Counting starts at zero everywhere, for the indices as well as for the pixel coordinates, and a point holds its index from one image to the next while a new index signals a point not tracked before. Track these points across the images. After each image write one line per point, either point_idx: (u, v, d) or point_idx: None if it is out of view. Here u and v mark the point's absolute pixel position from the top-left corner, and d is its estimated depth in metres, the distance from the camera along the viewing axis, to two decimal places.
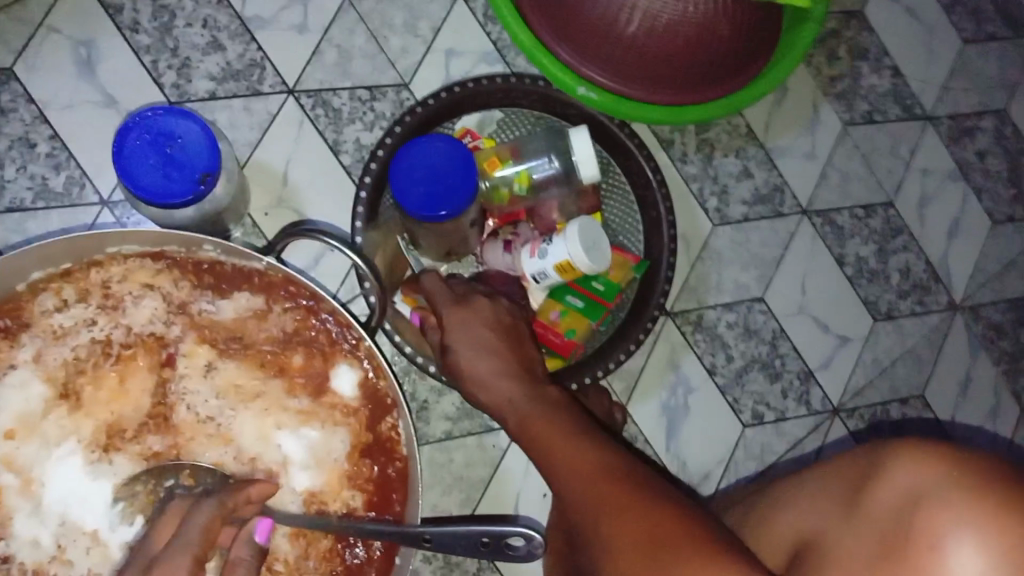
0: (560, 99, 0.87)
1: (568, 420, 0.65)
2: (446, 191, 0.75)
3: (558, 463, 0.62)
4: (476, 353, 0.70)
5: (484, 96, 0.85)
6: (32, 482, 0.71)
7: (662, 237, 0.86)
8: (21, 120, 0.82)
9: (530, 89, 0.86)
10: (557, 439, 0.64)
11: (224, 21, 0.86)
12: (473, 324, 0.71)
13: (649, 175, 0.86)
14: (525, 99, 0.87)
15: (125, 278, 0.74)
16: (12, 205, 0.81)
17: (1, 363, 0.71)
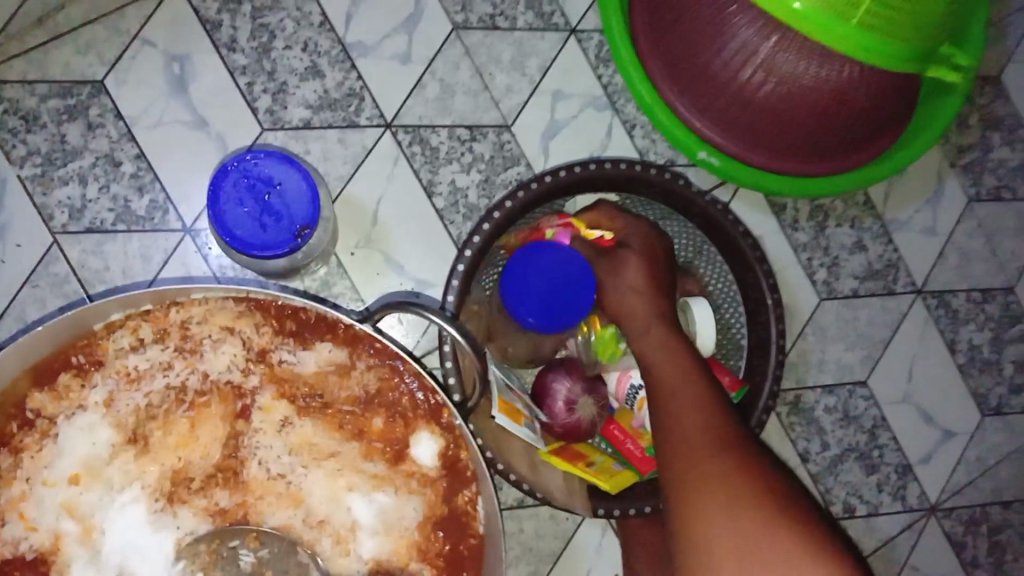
0: (685, 196, 0.78)
1: (691, 375, 0.67)
2: (562, 310, 0.72)
3: (672, 399, 0.66)
4: (632, 277, 0.74)
5: (596, 180, 0.77)
6: (92, 530, 0.66)
7: (769, 359, 0.78)
8: (106, 136, 0.78)
9: (655, 180, 0.77)
10: (674, 388, 0.67)
11: (324, 45, 0.81)
12: (633, 274, 0.74)
13: (766, 293, 0.78)
14: (646, 188, 0.78)
15: (205, 320, 0.70)
16: (91, 224, 0.78)
17: (69, 403, 0.67)
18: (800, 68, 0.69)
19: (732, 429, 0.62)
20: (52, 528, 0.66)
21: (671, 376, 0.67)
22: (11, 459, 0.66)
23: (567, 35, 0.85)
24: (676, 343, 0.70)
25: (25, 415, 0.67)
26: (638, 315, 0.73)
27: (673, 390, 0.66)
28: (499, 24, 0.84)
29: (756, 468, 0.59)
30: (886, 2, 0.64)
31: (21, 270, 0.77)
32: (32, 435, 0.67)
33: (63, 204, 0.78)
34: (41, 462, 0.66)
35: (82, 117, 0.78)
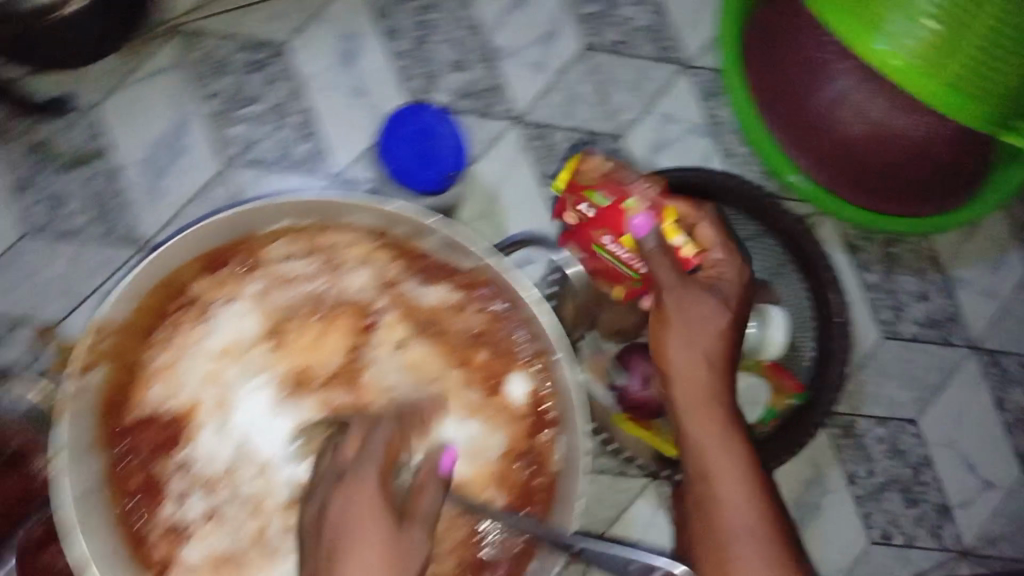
0: (772, 210, 0.85)
1: (740, 458, 0.68)
2: None
3: (724, 477, 0.67)
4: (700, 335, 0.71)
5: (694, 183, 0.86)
6: (226, 403, 0.78)
7: (833, 371, 0.84)
8: (281, 90, 0.92)
9: (745, 193, 0.86)
10: (725, 462, 0.67)
11: (474, 45, 0.94)
12: (705, 334, 0.71)
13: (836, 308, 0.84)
14: (736, 201, 0.87)
15: (349, 246, 0.81)
16: (255, 160, 0.90)
17: (227, 291, 0.79)
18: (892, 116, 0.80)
19: (773, 517, 0.66)
20: (192, 395, 0.78)
21: (723, 457, 0.67)
22: (167, 331, 0.78)
23: (682, 69, 0.96)
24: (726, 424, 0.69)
25: (186, 297, 0.79)
26: (701, 393, 0.70)
27: (722, 471, 0.67)
28: (624, 51, 0.96)
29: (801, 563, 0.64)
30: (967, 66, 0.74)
31: (190, 189, 0.90)
32: (188, 315, 0.78)
33: (235, 140, 0.90)
34: (192, 339, 0.78)
35: (264, 71, 0.91)
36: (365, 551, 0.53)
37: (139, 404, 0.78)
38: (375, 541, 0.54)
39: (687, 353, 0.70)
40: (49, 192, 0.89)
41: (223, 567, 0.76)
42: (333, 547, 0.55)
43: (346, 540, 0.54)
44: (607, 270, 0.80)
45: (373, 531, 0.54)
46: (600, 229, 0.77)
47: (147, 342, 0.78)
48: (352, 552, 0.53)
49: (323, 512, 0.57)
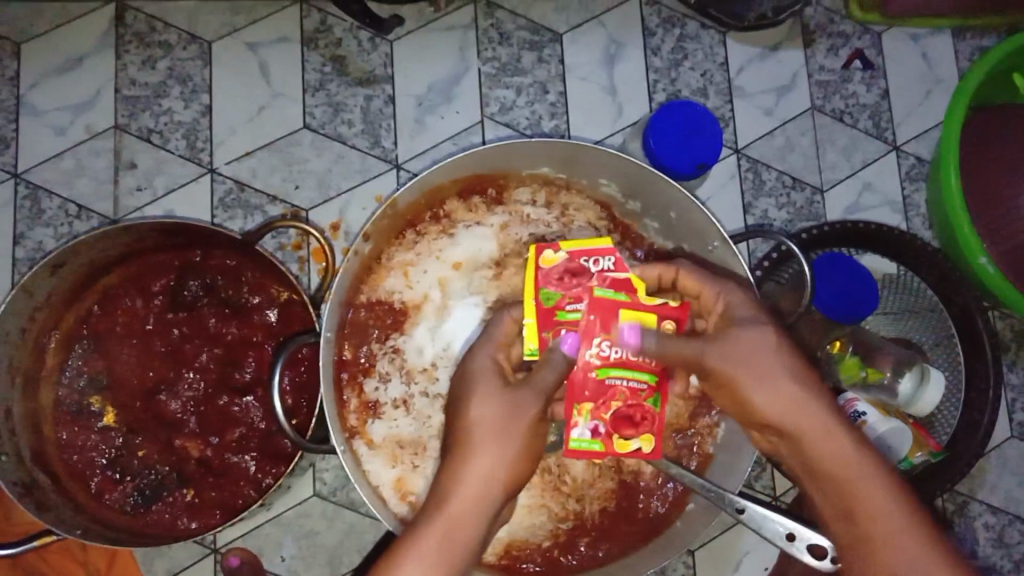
0: (953, 281, 0.96)
1: (873, 472, 0.65)
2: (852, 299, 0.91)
3: (856, 486, 0.64)
4: (768, 362, 0.68)
5: (886, 240, 0.98)
6: (445, 309, 0.89)
7: (973, 439, 0.93)
8: (547, 70, 1.06)
9: (936, 263, 0.96)
10: (851, 472, 0.65)
11: (717, 78, 1.07)
12: (766, 357, 0.68)
13: (990, 381, 0.93)
14: (925, 268, 0.97)
15: (582, 210, 0.93)
16: (510, 121, 1.04)
17: (472, 216, 0.91)
18: None
19: (927, 521, 0.64)
20: (423, 292, 0.89)
21: (858, 481, 0.64)
22: (413, 234, 0.90)
23: (891, 148, 1.08)
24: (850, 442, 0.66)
25: (440, 210, 0.91)
26: (820, 423, 0.66)
27: (869, 491, 0.64)
28: (844, 120, 1.08)
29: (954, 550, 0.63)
30: None
31: (450, 129, 1.03)
32: (435, 226, 0.91)
33: (498, 100, 1.04)
34: (436, 246, 0.90)
35: (538, 51, 1.06)
36: (481, 397, 0.70)
37: (376, 288, 0.89)
38: (491, 388, 0.71)
39: (789, 393, 0.67)
40: (334, 98, 1.03)
41: (404, 447, 0.87)
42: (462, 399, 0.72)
43: (470, 388, 0.71)
44: (623, 398, 0.72)
45: (487, 383, 0.71)
46: (567, 326, 0.73)
47: (397, 239, 0.90)
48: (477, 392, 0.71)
49: (459, 379, 0.74)
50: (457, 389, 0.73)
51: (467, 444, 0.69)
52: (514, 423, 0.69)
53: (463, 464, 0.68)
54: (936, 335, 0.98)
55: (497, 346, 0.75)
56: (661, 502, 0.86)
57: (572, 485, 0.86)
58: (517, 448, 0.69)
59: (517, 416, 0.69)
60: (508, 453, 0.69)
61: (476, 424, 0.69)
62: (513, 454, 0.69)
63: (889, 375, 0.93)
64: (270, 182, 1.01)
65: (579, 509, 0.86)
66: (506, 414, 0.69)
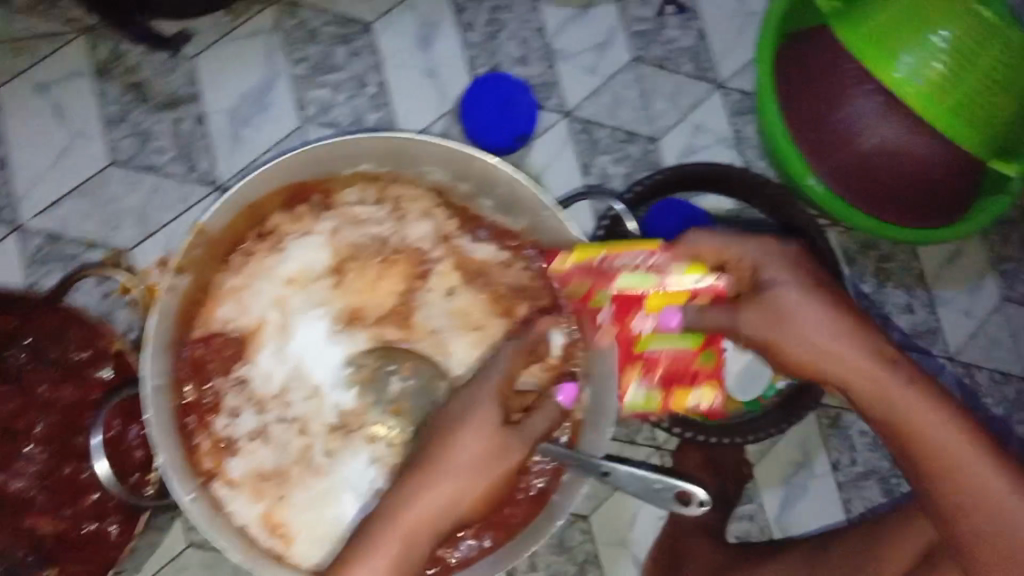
0: (787, 206, 0.96)
1: (939, 414, 0.72)
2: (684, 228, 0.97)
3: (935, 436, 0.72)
4: (774, 303, 0.74)
5: (716, 178, 0.98)
6: (288, 328, 0.85)
7: None
8: (362, 63, 1.02)
9: (765, 190, 0.97)
10: (925, 421, 0.73)
11: (536, 45, 1.06)
12: (780, 300, 0.73)
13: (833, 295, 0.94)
14: (757, 198, 0.98)
15: (414, 200, 0.90)
16: (331, 122, 1.00)
17: (300, 227, 0.87)
18: (899, 133, 0.93)
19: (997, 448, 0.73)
20: (260, 315, 0.85)
21: (887, 397, 0.72)
22: (241, 257, 0.86)
23: (715, 87, 1.08)
24: (879, 375, 0.72)
25: (265, 227, 0.86)
26: (853, 370, 0.72)
27: (913, 406, 0.72)
28: (667, 66, 1.08)
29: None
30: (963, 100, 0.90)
31: (270, 139, 0.99)
32: (264, 245, 0.86)
33: (316, 101, 1.00)
34: (266, 265, 0.86)
35: (349, 44, 1.02)
36: (469, 434, 0.71)
37: (209, 321, 0.85)
38: (484, 427, 0.72)
39: (814, 339, 0.73)
40: (140, 128, 0.97)
41: (266, 480, 0.83)
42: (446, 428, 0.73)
43: (461, 423, 0.72)
44: (668, 363, 0.82)
45: (484, 419, 0.72)
46: (604, 308, 0.79)
47: (223, 266, 0.85)
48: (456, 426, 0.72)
49: (443, 416, 0.75)
50: (443, 418, 0.75)
51: (437, 471, 0.71)
52: (496, 464, 0.71)
53: (429, 488, 0.71)
54: None
55: (500, 386, 0.75)
56: (541, 477, 0.83)
57: None
58: (487, 483, 0.72)
59: (501, 456, 0.72)
60: (476, 486, 0.71)
61: (456, 457, 0.71)
62: (480, 488, 0.72)
63: None
64: (84, 229, 0.95)
65: None
66: (492, 455, 0.71)
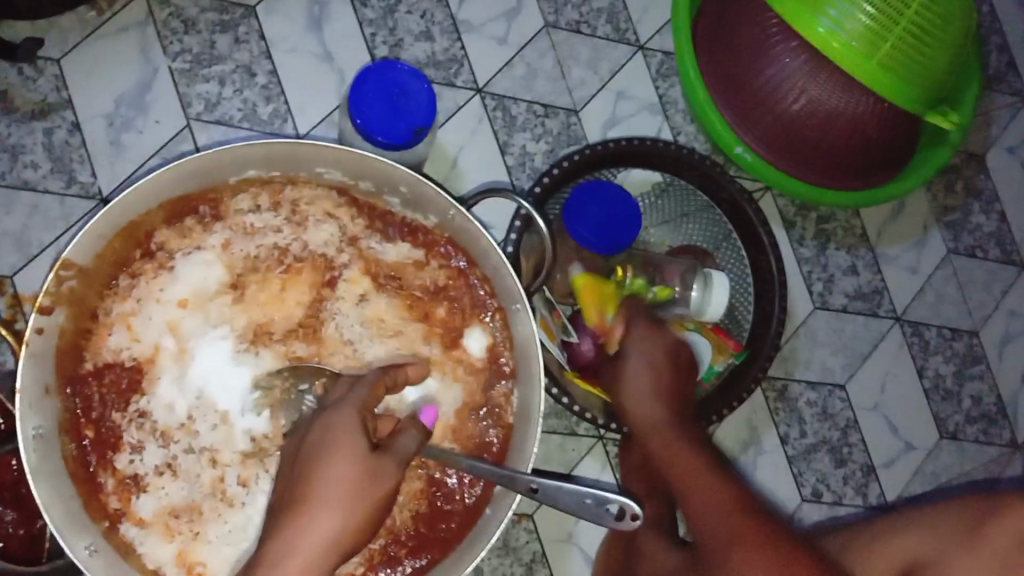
0: (718, 179, 0.91)
1: (705, 470, 0.73)
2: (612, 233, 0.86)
3: (697, 498, 0.72)
4: (634, 380, 0.80)
5: (643, 153, 0.91)
6: (185, 353, 0.78)
7: (769, 332, 0.90)
8: (248, 51, 0.94)
9: (695, 164, 0.91)
10: (690, 480, 0.73)
11: (439, 17, 0.98)
12: (631, 377, 0.80)
13: (774, 268, 0.90)
14: (688, 171, 0.92)
15: (313, 202, 0.83)
16: (221, 118, 0.92)
17: (190, 242, 0.80)
18: (831, 94, 0.87)
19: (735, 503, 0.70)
20: (154, 341, 0.78)
21: (674, 460, 0.75)
22: (127, 280, 0.79)
23: (636, 49, 1.02)
24: (678, 441, 0.76)
25: (150, 245, 0.79)
26: (659, 428, 0.77)
27: (675, 461, 0.74)
28: (582, 30, 1.01)
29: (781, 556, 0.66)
30: (893, 55, 0.84)
31: (154, 142, 0.91)
32: (150, 265, 0.79)
33: (201, 97, 0.92)
34: (154, 287, 0.79)
35: (233, 32, 0.93)
36: (337, 460, 0.63)
37: (99, 351, 0.78)
38: (352, 451, 0.64)
39: (632, 410, 0.79)
40: (8, 141, 0.88)
41: (178, 516, 0.77)
42: (310, 460, 0.64)
43: (326, 449, 0.64)
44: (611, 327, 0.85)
45: (351, 441, 0.64)
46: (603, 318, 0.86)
47: (109, 291, 0.78)
48: (329, 451, 0.64)
49: (305, 447, 0.66)
50: (305, 450, 0.66)
51: (304, 506, 0.62)
52: (371, 491, 0.64)
53: (300, 527, 0.61)
54: (716, 235, 0.96)
55: (363, 408, 0.68)
56: (474, 488, 0.80)
57: None
58: (364, 515, 0.63)
59: (376, 481, 0.64)
60: (354, 519, 0.62)
61: (326, 487, 0.62)
62: (359, 521, 0.63)
63: (679, 288, 0.90)
64: None
65: (390, 522, 0.80)
66: (366, 481, 0.63)
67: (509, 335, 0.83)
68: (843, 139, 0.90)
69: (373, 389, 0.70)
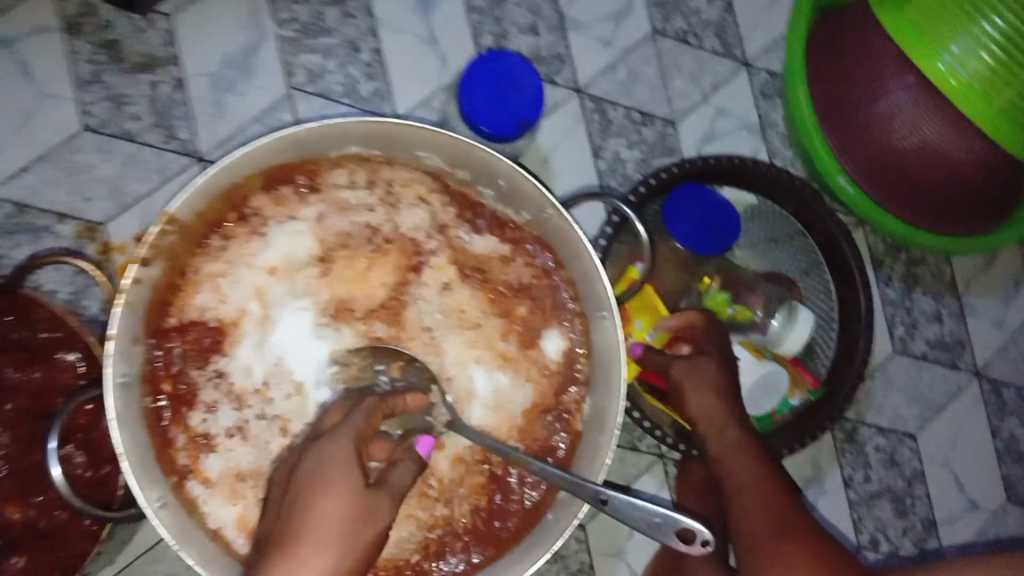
0: (814, 207, 0.89)
1: (756, 467, 0.73)
2: (713, 231, 0.86)
3: (748, 489, 0.71)
4: (696, 368, 0.80)
5: (742, 172, 0.89)
6: (268, 321, 0.79)
7: (849, 370, 0.88)
8: (356, 27, 0.94)
9: (795, 189, 0.89)
10: (739, 469, 0.73)
11: (547, 12, 0.97)
12: (688, 366, 0.80)
13: (863, 306, 0.88)
14: (785, 196, 0.90)
15: (408, 186, 0.83)
16: (322, 91, 0.93)
17: (285, 211, 0.81)
18: (943, 133, 0.85)
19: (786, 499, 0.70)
20: (240, 305, 0.79)
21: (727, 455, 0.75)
22: (219, 242, 0.79)
23: (740, 66, 1.00)
24: (729, 433, 0.76)
25: (244, 210, 0.79)
26: (711, 418, 0.77)
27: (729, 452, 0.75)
28: (689, 41, 1.00)
29: (825, 549, 0.65)
30: (1012, 100, 0.81)
31: (255, 107, 0.91)
32: (243, 229, 0.80)
33: (305, 67, 0.92)
34: (245, 252, 0.80)
35: (343, 7, 0.94)
36: (329, 494, 0.64)
37: (184, 308, 0.78)
38: (344, 487, 0.64)
39: (684, 400, 0.80)
40: (114, 91, 0.89)
41: (244, 480, 0.78)
42: (304, 493, 0.65)
43: (318, 484, 0.64)
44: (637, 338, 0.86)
45: (344, 477, 0.65)
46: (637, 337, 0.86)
47: (199, 249, 0.79)
48: (322, 491, 0.64)
49: (296, 480, 0.67)
50: (297, 480, 0.67)
51: (297, 543, 0.62)
52: (364, 529, 0.64)
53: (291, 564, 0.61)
54: (805, 262, 0.94)
55: (358, 442, 0.68)
56: (534, 490, 0.80)
57: (438, 487, 0.80)
58: (356, 552, 0.64)
59: (368, 521, 0.65)
60: (347, 560, 0.63)
61: (318, 522, 0.62)
62: (351, 562, 0.63)
63: (760, 313, 0.89)
64: (53, 199, 0.88)
65: (449, 513, 0.80)
66: (359, 519, 0.64)
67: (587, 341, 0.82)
68: (946, 181, 0.87)
69: (371, 414, 0.70)
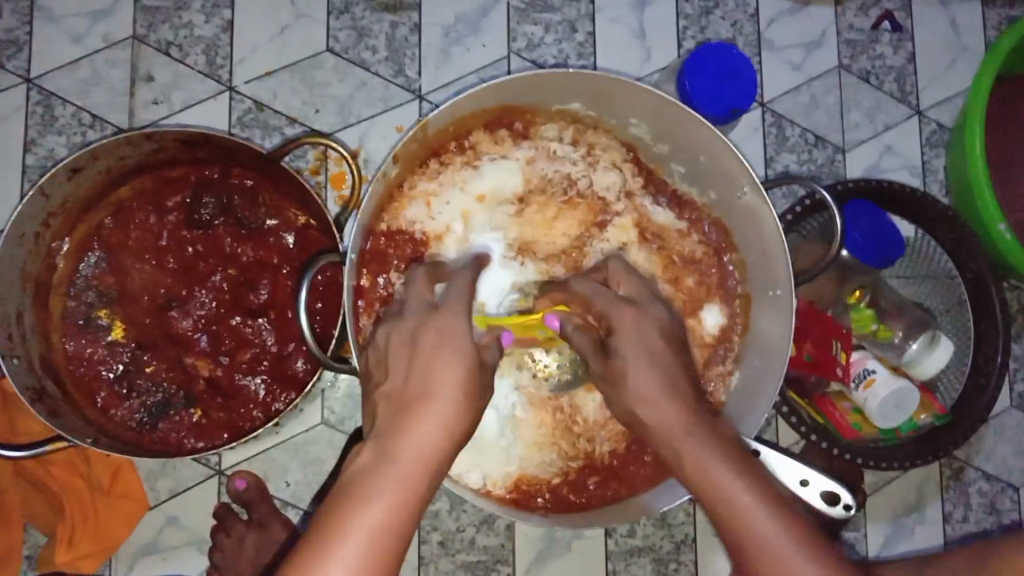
0: (968, 247, 0.95)
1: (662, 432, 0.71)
2: (879, 246, 0.89)
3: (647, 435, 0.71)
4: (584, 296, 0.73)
5: (905, 201, 0.96)
6: (465, 243, 0.88)
7: (978, 403, 0.93)
8: (576, 9, 1.04)
9: (955, 225, 0.95)
10: None
11: (747, 30, 1.06)
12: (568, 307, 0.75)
13: (999, 352, 0.93)
14: (943, 233, 0.96)
15: (606, 150, 0.92)
16: (537, 59, 1.03)
17: (498, 149, 0.90)
18: None
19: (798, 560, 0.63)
20: (446, 223, 0.88)
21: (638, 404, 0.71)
22: (435, 165, 0.88)
23: (913, 113, 1.07)
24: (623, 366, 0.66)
25: (464, 141, 0.89)
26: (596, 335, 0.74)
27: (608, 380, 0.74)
28: (870, 80, 1.07)
29: None
30: None
31: (476, 61, 1.02)
32: (459, 157, 0.89)
33: (526, 36, 1.03)
34: (459, 177, 0.89)
35: None
36: (452, 358, 0.61)
37: (396, 217, 0.87)
38: (463, 349, 0.62)
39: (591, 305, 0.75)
40: (359, 23, 1.01)
41: None
42: (423, 351, 0.62)
43: (438, 345, 0.62)
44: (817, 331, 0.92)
45: (459, 338, 0.63)
46: None
47: (420, 168, 0.88)
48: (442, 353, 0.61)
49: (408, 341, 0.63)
50: (408, 345, 0.62)
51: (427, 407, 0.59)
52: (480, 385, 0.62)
53: (410, 430, 0.58)
54: (947, 301, 1.01)
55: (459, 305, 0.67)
56: None
57: (583, 425, 0.88)
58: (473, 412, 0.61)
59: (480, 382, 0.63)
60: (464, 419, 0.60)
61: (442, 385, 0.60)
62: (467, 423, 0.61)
63: (900, 335, 0.96)
64: (289, 105, 0.98)
65: (590, 449, 0.88)
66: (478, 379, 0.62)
67: (748, 322, 0.89)
68: None
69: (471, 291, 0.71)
